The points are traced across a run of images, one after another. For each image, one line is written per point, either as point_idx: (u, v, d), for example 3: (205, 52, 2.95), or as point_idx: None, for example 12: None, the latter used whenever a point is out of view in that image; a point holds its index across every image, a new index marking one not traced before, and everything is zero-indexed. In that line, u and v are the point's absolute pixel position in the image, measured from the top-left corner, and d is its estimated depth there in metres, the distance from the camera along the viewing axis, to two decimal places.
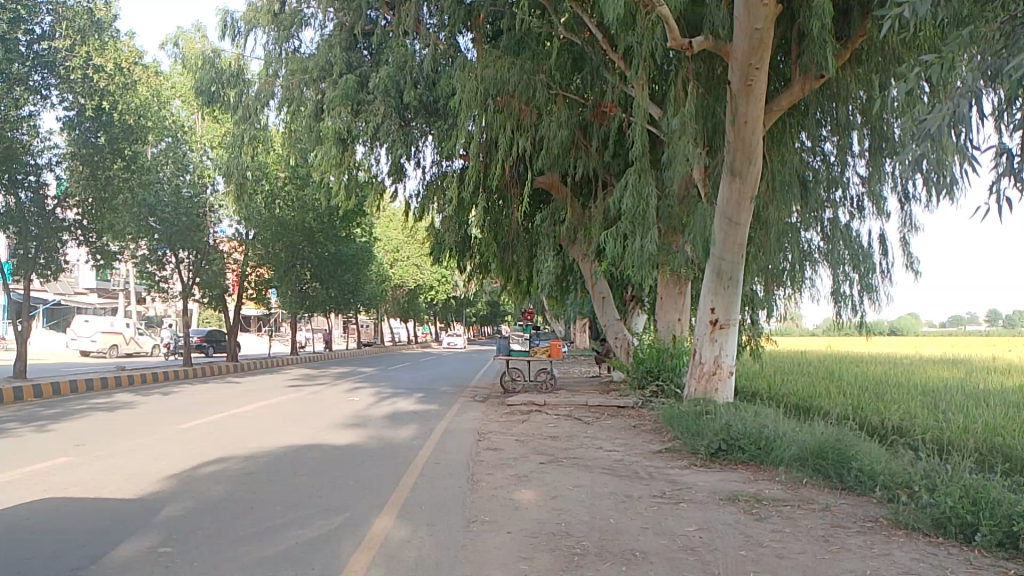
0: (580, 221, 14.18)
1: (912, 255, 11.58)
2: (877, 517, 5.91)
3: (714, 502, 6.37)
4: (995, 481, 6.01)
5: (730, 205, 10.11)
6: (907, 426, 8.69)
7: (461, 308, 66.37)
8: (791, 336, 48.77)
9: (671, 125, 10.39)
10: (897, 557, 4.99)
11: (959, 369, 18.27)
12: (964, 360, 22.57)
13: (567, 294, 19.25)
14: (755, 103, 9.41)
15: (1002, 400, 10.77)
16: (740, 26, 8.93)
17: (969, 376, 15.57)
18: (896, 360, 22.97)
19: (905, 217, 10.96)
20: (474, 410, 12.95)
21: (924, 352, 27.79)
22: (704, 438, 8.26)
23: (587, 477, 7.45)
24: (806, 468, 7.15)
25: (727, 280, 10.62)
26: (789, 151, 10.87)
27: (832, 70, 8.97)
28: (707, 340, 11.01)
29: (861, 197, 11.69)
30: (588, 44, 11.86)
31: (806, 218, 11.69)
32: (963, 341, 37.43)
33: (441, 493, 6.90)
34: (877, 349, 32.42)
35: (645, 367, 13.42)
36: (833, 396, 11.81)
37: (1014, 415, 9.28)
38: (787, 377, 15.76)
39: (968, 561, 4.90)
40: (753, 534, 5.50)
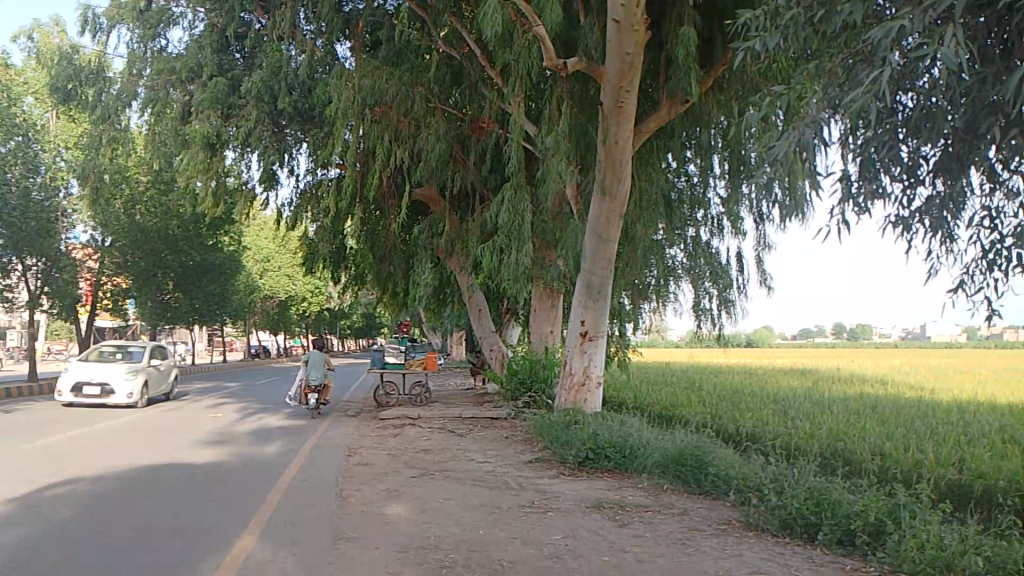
0: (457, 235, 14.29)
1: (766, 272, 12.30)
2: (730, 519, 6.23)
3: (580, 510, 6.53)
4: (835, 482, 6.44)
5: (600, 221, 10.43)
6: (759, 432, 9.22)
7: (336, 320, 64.45)
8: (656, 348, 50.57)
9: (545, 143, 10.62)
10: (747, 557, 5.28)
11: (807, 378, 19.47)
12: (811, 369, 24.20)
13: (443, 307, 19.32)
14: (625, 125, 9.76)
15: (842, 407, 11.54)
16: (612, 50, 9.24)
17: (814, 385, 16.73)
18: (752, 370, 24.31)
19: (759, 236, 11.65)
20: (345, 425, 12.64)
21: (775, 363, 29.65)
22: (573, 447, 8.46)
23: (458, 489, 7.46)
24: (668, 472, 7.44)
25: (597, 294, 10.95)
26: (655, 171, 11.31)
27: (696, 96, 9.43)
28: (577, 351, 11.27)
29: (721, 217, 12.37)
30: (467, 59, 12.10)
31: (672, 236, 12.21)
32: (807, 353, 39.84)
33: (308, 510, 6.74)
34: (734, 361, 33.71)
35: (519, 378, 13.61)
36: (694, 405, 12.35)
37: (856, 421, 9.97)
38: (653, 387, 16.36)
39: (810, 559, 5.23)
40: (615, 540, 5.68)
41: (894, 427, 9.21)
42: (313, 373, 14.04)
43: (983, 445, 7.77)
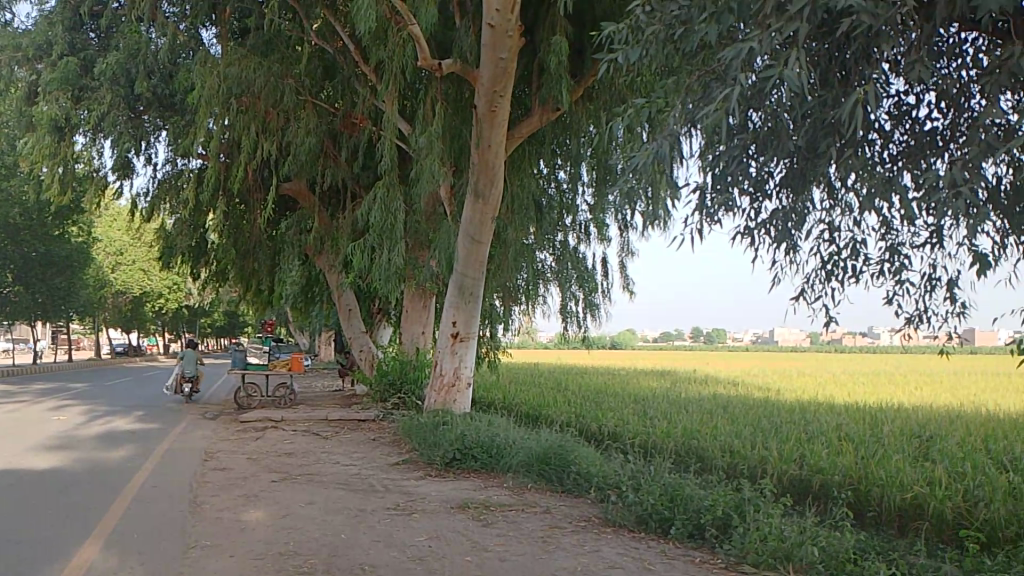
0: (327, 232, 13.96)
1: (629, 278, 12.78)
2: (590, 516, 6.42)
3: (445, 511, 6.54)
4: (689, 478, 6.76)
5: (472, 224, 10.49)
6: (620, 430, 9.56)
7: (195, 318, 61.40)
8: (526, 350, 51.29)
9: (418, 143, 10.56)
10: (604, 553, 5.45)
11: (667, 379, 20.36)
12: (671, 371, 25.31)
13: (311, 305, 18.86)
14: (498, 129, 9.87)
15: (697, 407, 12.16)
16: (486, 54, 9.32)
17: (673, 386, 17.50)
18: (617, 372, 25.11)
19: (623, 243, 12.08)
20: (202, 429, 12.08)
21: (637, 366, 30.79)
22: (440, 448, 8.48)
23: (321, 493, 7.30)
24: (532, 472, 7.58)
25: (469, 296, 11.00)
26: (527, 177, 11.49)
27: (567, 105, 9.65)
28: (448, 352, 11.28)
29: (588, 223, 12.83)
30: (340, 53, 11.86)
31: (542, 240, 12.47)
32: (668, 355, 41.54)
33: (158, 517, 6.40)
34: (600, 363, 34.69)
35: (388, 379, 13.49)
36: (560, 405, 12.64)
37: (710, 419, 10.53)
38: (521, 388, 16.63)
39: (663, 552, 5.47)
40: (479, 539, 5.73)
41: (743, 425, 9.79)
42: (188, 367, 16.56)
43: (820, 441, 8.39)
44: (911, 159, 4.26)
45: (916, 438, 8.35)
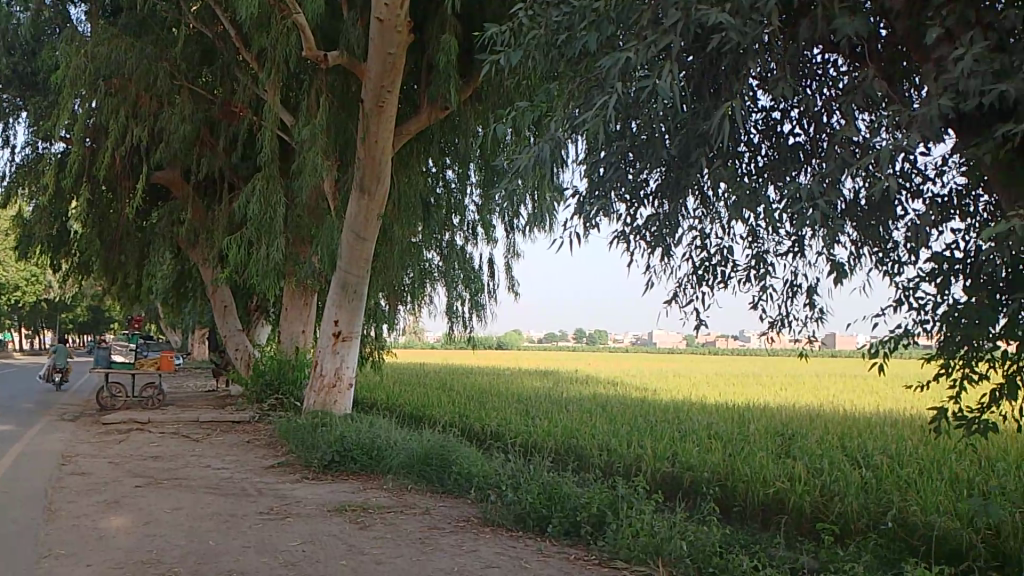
0: (202, 225, 13.38)
1: (514, 278, 12.88)
2: (469, 516, 6.42)
3: (321, 515, 6.39)
4: (566, 477, 6.88)
5: (357, 221, 10.30)
6: (502, 430, 9.62)
7: (55, 313, 57.49)
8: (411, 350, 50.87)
9: (301, 135, 10.27)
10: (482, 552, 5.47)
11: (549, 379, 20.66)
12: (553, 371, 25.71)
13: (185, 301, 18.02)
14: (385, 124, 9.72)
15: (577, 407, 12.39)
16: (374, 48, 9.17)
17: (555, 386, 17.79)
18: (500, 371, 25.29)
19: (509, 244, 12.15)
20: (60, 431, 11.31)
21: (521, 366, 31.16)
22: (317, 451, 8.29)
23: (189, 498, 6.97)
24: (412, 473, 7.51)
25: (352, 294, 10.79)
26: (415, 175, 11.38)
27: (455, 104, 9.62)
28: (329, 352, 11.03)
29: (475, 224, 12.82)
30: (220, 38, 11.39)
31: (429, 238, 12.39)
32: (551, 356, 42.17)
33: (7, 526, 5.94)
34: (483, 363, 34.90)
35: (265, 379, 13.08)
36: (443, 406, 12.59)
37: (589, 419, 10.76)
38: (404, 388, 16.46)
39: (540, 550, 5.53)
40: (355, 543, 5.63)
41: (621, 425, 10.04)
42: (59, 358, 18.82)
43: (691, 440, 8.73)
44: (776, 171, 4.47)
45: (779, 436, 8.83)
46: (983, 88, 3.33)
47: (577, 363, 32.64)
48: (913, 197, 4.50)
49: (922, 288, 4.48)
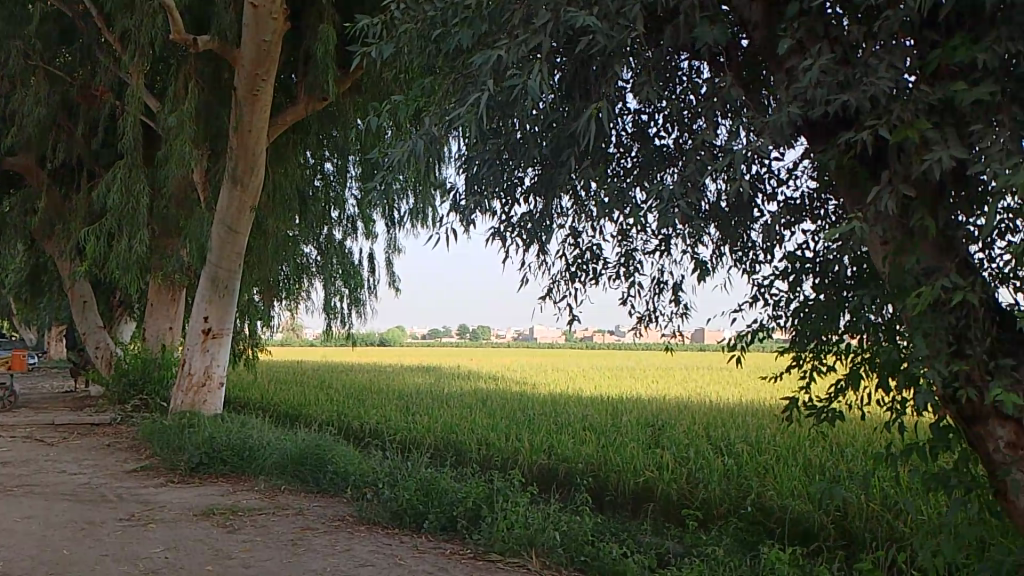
0: (59, 215, 12.55)
1: (394, 274, 12.80)
2: (344, 515, 6.33)
3: (187, 519, 6.13)
4: (442, 472, 6.89)
5: (229, 213, 9.92)
6: (380, 428, 9.54)
7: None
8: (291, 347, 49.56)
9: (168, 122, 9.79)
10: (356, 551, 5.40)
11: (430, 375, 20.65)
12: (435, 367, 25.71)
13: (40, 296, 16.86)
14: (259, 113, 9.40)
15: (458, 402, 12.44)
16: (248, 35, 8.85)
17: (436, 382, 17.78)
18: (382, 368, 25.03)
19: (390, 240, 12.06)
20: None
21: (402, 362, 30.98)
22: (185, 453, 7.95)
23: (41, 505, 6.54)
24: (286, 473, 7.32)
25: (223, 289, 10.41)
26: (292, 166, 11.08)
27: (333, 95, 9.42)
28: (198, 350, 10.60)
29: (355, 219, 12.93)
30: (79, 17, 10.71)
31: (307, 232, 12.13)
32: (433, 352, 42.08)
33: None
34: (364, 359, 34.46)
35: (129, 379, 12.42)
36: (320, 404, 12.35)
37: (468, 414, 10.83)
38: (281, 386, 16.04)
39: (415, 547, 5.52)
40: (222, 547, 5.43)
41: (499, 419, 10.17)
42: None
43: (567, 432, 8.92)
44: (644, 171, 4.60)
45: (650, 426, 9.15)
46: (827, 98, 3.55)
47: (460, 359, 32.72)
48: (768, 198, 4.73)
49: (776, 286, 4.74)
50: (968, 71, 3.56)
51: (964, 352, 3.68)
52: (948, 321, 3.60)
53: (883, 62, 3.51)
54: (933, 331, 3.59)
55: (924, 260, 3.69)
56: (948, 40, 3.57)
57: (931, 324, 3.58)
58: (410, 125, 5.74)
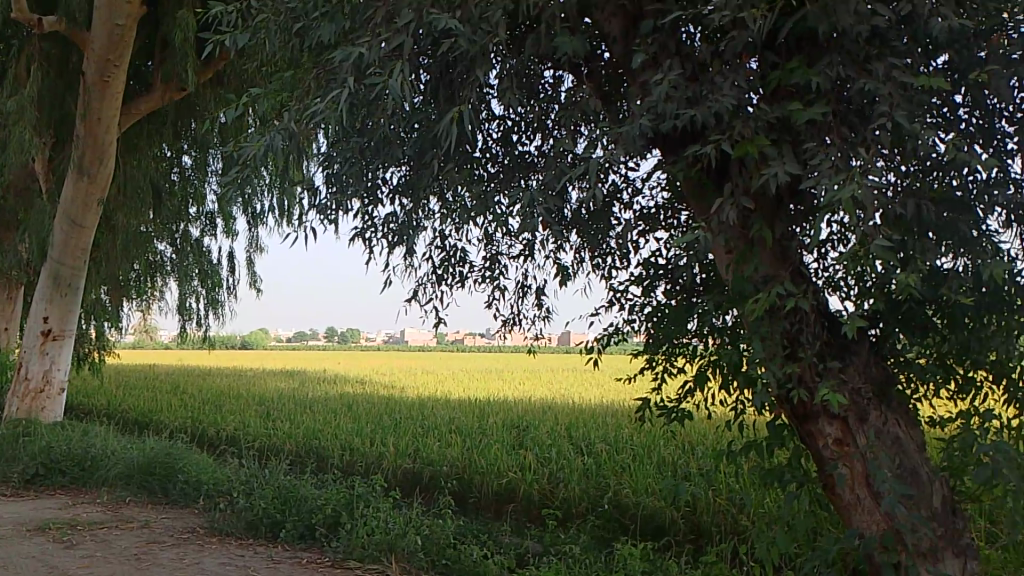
0: None
1: (256, 274, 12.34)
2: (194, 527, 6.05)
3: (18, 535, 5.68)
4: (302, 479, 6.71)
5: (73, 204, 9.32)
6: (237, 435, 9.19)
7: None
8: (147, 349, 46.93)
9: (6, 107, 9.05)
10: (206, 564, 5.17)
11: (294, 380, 20.07)
12: (299, 371, 25.01)
13: None
14: (110, 101, 8.84)
15: (323, 407, 12.15)
16: (99, 19, 8.33)
17: (301, 386, 17.28)
18: (243, 372, 24.13)
19: (251, 238, 11.64)
20: None
21: (266, 365, 29.99)
22: (18, 465, 7.36)
23: None
24: (132, 483, 6.94)
25: (64, 289, 9.78)
26: (147, 159, 10.49)
27: (192, 87, 8.98)
28: (36, 353, 9.87)
29: (214, 215, 12.50)
30: None
31: (161, 228, 11.60)
32: (301, 356, 40.92)
33: None
34: (224, 363, 33.13)
35: None
36: (173, 410, 11.76)
37: (331, 419, 10.60)
38: (132, 392, 15.15)
39: (269, 557, 5.34)
40: (57, 564, 5.07)
41: (363, 423, 10.01)
42: None
43: (433, 435, 8.90)
44: (508, 176, 4.65)
45: (515, 428, 9.26)
46: (676, 112, 3.70)
47: (328, 362, 31.99)
48: (625, 207, 4.92)
49: (632, 291, 4.92)
50: (803, 93, 3.80)
51: (797, 354, 3.92)
52: (783, 325, 3.84)
53: (728, 81, 3.69)
54: (769, 335, 3.81)
55: (763, 268, 3.92)
56: (786, 62, 3.80)
57: (768, 328, 3.80)
58: (266, 121, 5.56)
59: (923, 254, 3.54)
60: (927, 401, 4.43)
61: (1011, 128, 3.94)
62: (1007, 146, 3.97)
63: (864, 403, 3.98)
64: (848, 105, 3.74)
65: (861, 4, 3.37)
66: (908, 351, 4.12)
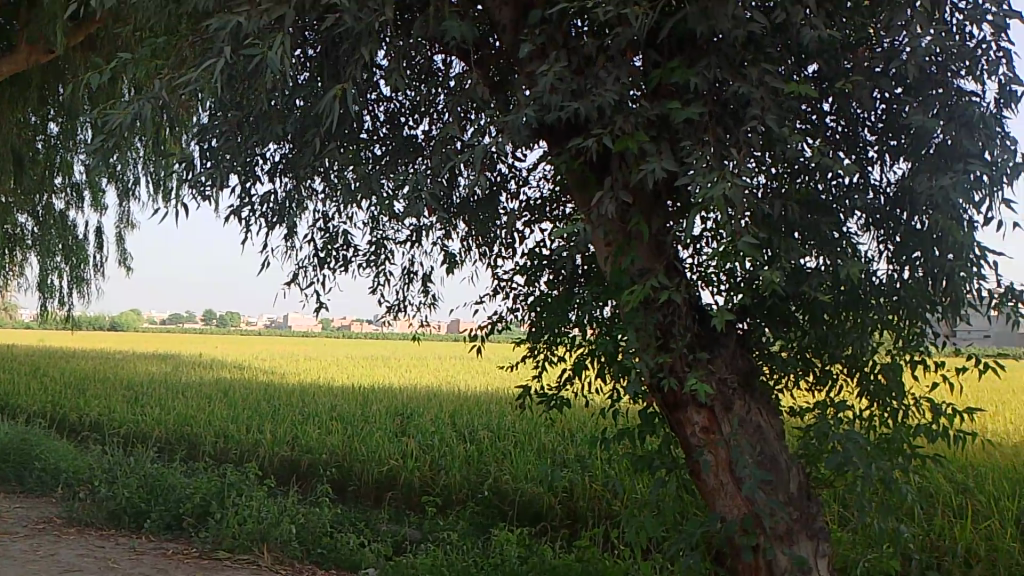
0: None
1: (126, 252, 11.72)
2: (50, 518, 5.72)
3: None
4: (171, 467, 6.45)
5: None
6: (103, 421, 8.75)
7: None
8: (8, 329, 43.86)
9: None
10: (61, 556, 4.90)
11: (168, 363, 19.22)
12: (174, 354, 23.95)
13: None
14: None
15: (198, 392, 11.71)
16: None
17: (177, 371, 16.58)
18: (113, 355, 22.93)
19: (122, 213, 11.04)
20: None
21: (139, 348, 28.60)
22: None
23: None
24: None
25: None
26: (8, 125, 9.75)
27: (61, 51, 8.37)
28: None
29: (82, 188, 11.78)
30: None
31: (21, 199, 10.86)
32: (181, 339, 39.23)
33: None
34: (93, 344, 31.40)
35: None
36: (32, 394, 11.05)
37: (206, 404, 10.24)
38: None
39: (132, 548, 5.11)
40: None
41: (240, 410, 9.70)
42: None
43: (313, 422, 8.72)
44: (394, 159, 4.58)
45: (398, 415, 9.19)
46: (560, 104, 3.74)
47: (207, 347, 30.73)
48: (512, 198, 4.94)
49: (516, 281, 4.97)
50: (682, 93, 3.91)
51: (669, 345, 4.05)
52: (656, 317, 3.97)
53: (611, 77, 3.74)
54: (643, 326, 3.91)
55: (639, 262, 4.03)
56: (668, 62, 3.89)
57: (642, 320, 3.90)
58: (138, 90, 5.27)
59: (786, 253, 3.71)
60: (788, 392, 4.66)
61: (872, 138, 4.13)
62: (869, 155, 4.16)
63: (729, 393, 4.16)
64: (725, 107, 3.87)
65: (738, 9, 3.49)
66: (772, 344, 4.31)
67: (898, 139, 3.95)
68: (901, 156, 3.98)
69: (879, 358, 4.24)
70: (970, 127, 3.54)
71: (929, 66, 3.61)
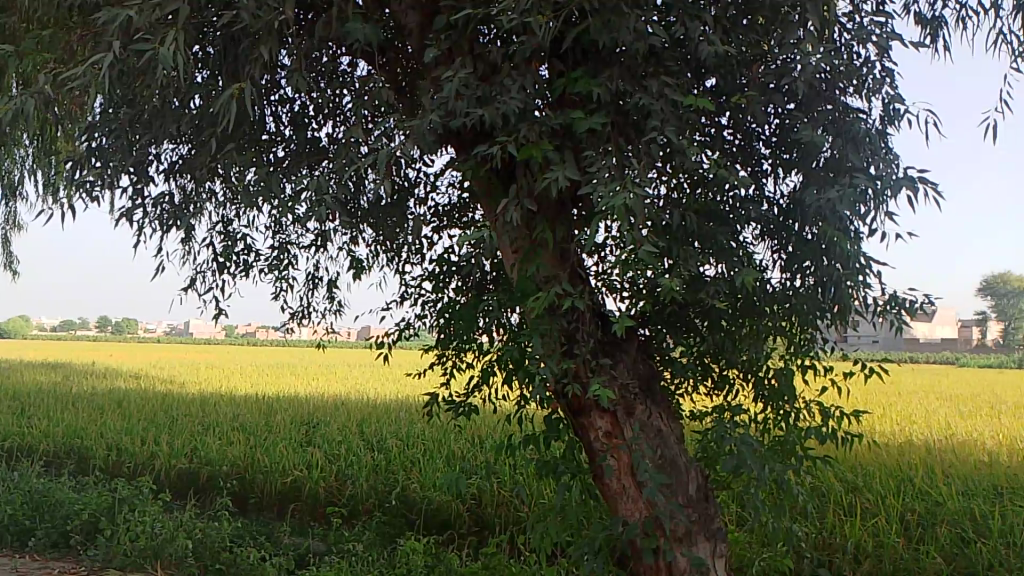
0: None
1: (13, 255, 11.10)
2: None
3: None
4: (58, 483, 6.14)
5: None
6: None
7: None
8: None
9: None
10: None
11: (59, 373, 18.30)
12: (67, 363, 22.82)
13: None
14: None
15: (91, 402, 11.20)
16: None
17: (70, 381, 15.80)
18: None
19: (8, 214, 10.46)
20: None
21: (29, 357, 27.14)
22: None
23: None
24: None
25: None
26: None
27: None
28: None
29: None
30: None
31: None
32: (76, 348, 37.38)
33: None
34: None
35: None
36: None
37: (99, 415, 9.80)
38: None
39: (13, 569, 4.84)
40: None
41: (136, 421, 9.32)
42: None
43: (213, 434, 8.44)
44: (297, 162, 4.48)
45: (303, 425, 8.98)
46: (465, 110, 3.73)
47: (104, 356, 29.29)
48: (420, 203, 4.90)
49: (423, 287, 4.93)
50: (586, 103, 3.96)
51: (573, 351, 4.09)
52: (561, 323, 4.00)
53: (517, 84, 3.75)
54: (548, 332, 3.93)
55: (544, 269, 4.06)
56: (571, 71, 3.94)
57: (547, 326, 3.92)
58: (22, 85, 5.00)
59: (685, 262, 3.80)
60: (688, 397, 4.78)
61: (767, 151, 4.28)
62: (763, 168, 4.32)
63: (631, 397, 4.24)
64: (627, 117, 3.93)
65: (639, 22, 3.56)
66: (673, 349, 4.41)
67: (790, 153, 4.09)
68: (793, 169, 4.12)
69: (772, 362, 4.40)
70: (857, 142, 3.72)
71: (820, 83, 3.76)
